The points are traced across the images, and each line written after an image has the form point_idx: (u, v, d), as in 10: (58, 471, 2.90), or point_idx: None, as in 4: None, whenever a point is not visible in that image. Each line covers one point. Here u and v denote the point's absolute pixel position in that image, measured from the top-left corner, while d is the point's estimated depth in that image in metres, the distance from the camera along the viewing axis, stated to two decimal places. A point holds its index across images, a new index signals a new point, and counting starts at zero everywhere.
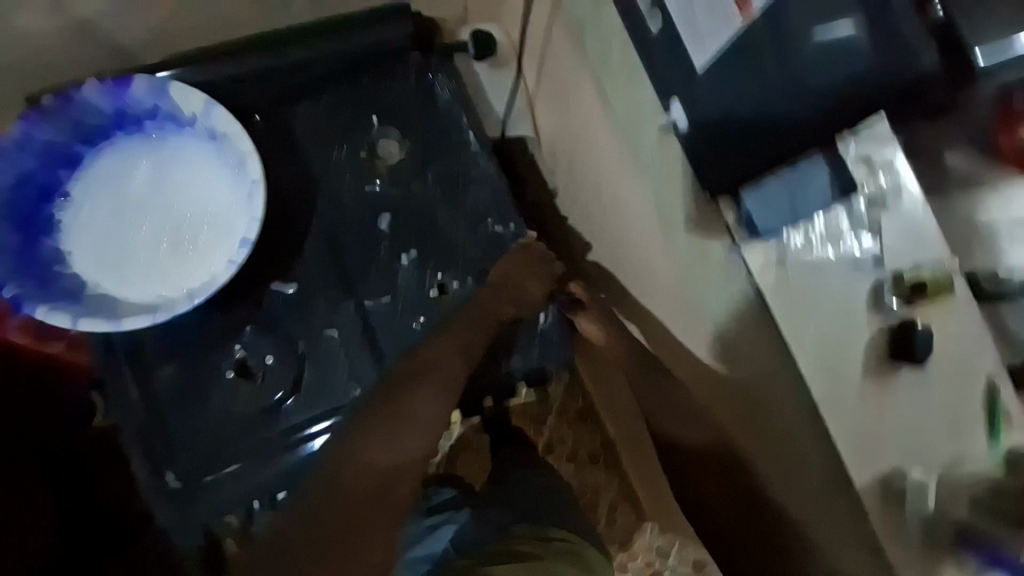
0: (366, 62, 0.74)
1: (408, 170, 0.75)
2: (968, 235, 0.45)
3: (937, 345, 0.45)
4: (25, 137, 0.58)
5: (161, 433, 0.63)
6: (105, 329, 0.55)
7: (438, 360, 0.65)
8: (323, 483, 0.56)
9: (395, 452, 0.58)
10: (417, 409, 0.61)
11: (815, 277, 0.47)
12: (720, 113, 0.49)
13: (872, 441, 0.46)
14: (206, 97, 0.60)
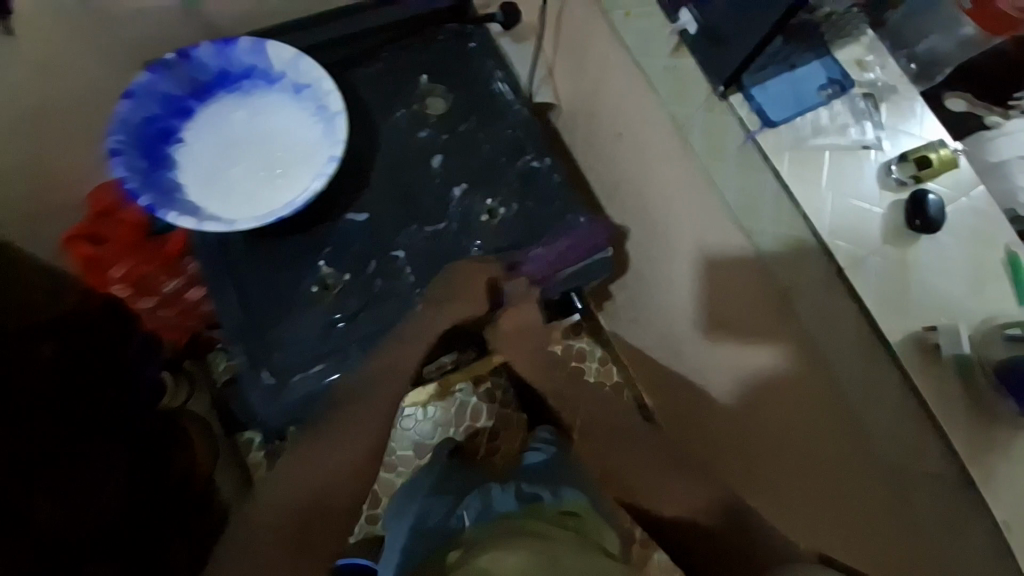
0: (414, 32, 0.88)
1: (454, 117, 0.87)
2: (981, 165, 0.70)
3: (950, 223, 0.67)
4: (150, 87, 0.70)
5: (257, 337, 0.72)
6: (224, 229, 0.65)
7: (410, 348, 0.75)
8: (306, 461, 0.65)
9: (328, 486, 0.63)
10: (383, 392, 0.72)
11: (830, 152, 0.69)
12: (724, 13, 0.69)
13: (912, 297, 0.66)
14: (295, 52, 0.73)
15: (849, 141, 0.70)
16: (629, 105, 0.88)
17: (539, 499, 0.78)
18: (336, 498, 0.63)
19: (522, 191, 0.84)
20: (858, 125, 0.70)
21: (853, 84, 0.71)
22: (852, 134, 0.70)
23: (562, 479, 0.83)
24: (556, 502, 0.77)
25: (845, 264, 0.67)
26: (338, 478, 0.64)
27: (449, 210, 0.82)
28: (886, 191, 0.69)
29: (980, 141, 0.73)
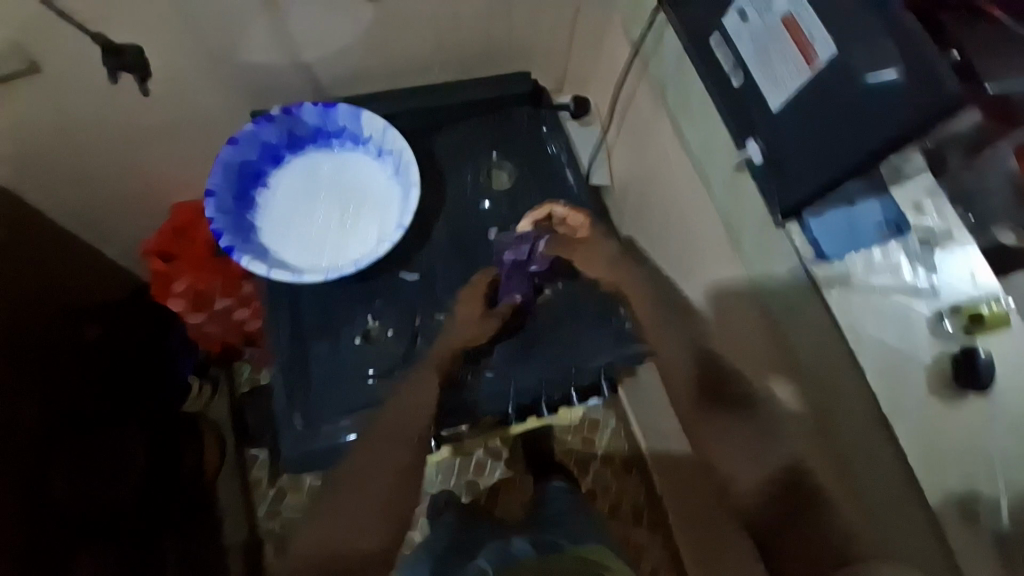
0: (491, 110, 0.94)
1: (516, 192, 0.91)
2: None
3: (1003, 379, 0.63)
4: (252, 136, 0.76)
5: (297, 380, 0.75)
6: (293, 278, 0.69)
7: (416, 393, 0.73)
8: (348, 486, 0.68)
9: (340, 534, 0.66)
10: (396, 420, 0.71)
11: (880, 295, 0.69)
12: (784, 148, 0.63)
13: (962, 460, 0.61)
14: (385, 123, 0.80)
15: (902, 283, 0.69)
16: (692, 204, 0.92)
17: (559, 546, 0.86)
18: (352, 543, 0.65)
19: (570, 271, 0.87)
20: (913, 268, 0.69)
21: (910, 228, 0.69)
22: (907, 276, 0.69)
23: (587, 532, 0.90)
24: (577, 548, 0.85)
25: (888, 409, 0.66)
26: (373, 503, 0.67)
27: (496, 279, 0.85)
28: (935, 342, 0.66)
29: None
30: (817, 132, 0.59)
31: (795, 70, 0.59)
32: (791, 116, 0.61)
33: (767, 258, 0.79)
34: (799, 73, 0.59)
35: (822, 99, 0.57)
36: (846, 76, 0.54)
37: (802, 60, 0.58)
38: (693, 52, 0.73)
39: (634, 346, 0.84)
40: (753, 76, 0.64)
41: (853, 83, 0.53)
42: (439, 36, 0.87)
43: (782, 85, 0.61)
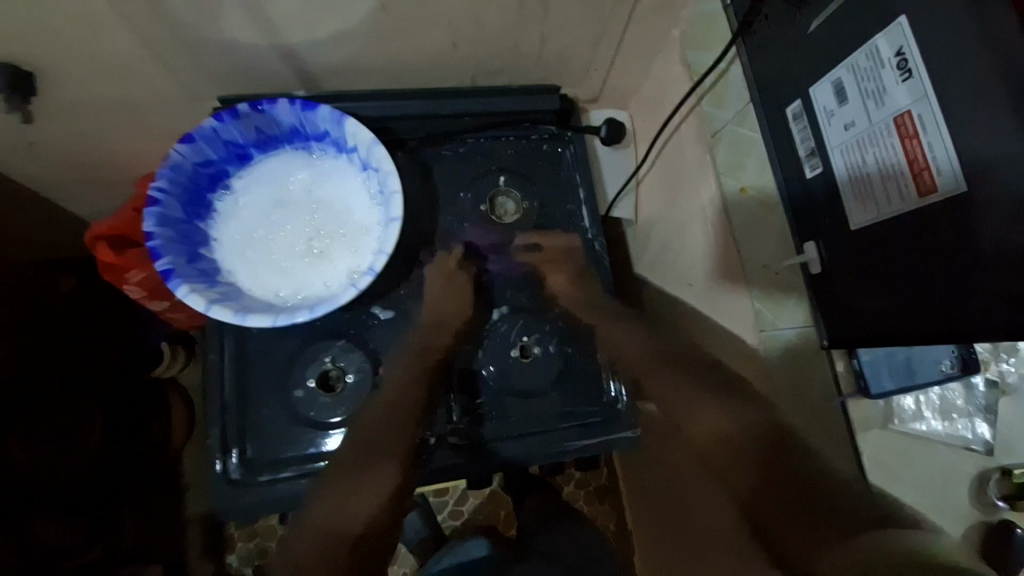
0: (507, 125, 0.80)
1: (520, 228, 0.79)
2: None
3: None
4: (214, 133, 0.64)
5: (240, 420, 0.67)
6: (232, 321, 0.58)
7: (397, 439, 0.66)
8: (338, 499, 0.61)
9: (344, 514, 0.60)
10: (391, 426, 0.66)
11: (923, 446, 0.59)
12: (855, 273, 0.53)
13: None
14: (373, 136, 0.66)
15: (951, 435, 0.59)
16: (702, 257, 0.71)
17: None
18: (358, 524, 0.60)
19: (565, 330, 0.77)
20: (967, 421, 0.59)
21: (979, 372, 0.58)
22: (959, 428, 0.59)
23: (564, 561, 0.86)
24: None
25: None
26: (377, 502, 0.61)
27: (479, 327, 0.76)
28: (974, 508, 0.58)
29: None
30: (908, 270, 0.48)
31: (900, 192, 0.48)
32: (877, 241, 0.51)
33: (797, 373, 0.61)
34: (906, 199, 0.47)
35: (920, 238, 0.47)
36: (970, 223, 0.43)
37: (913, 185, 0.47)
38: (773, 110, 0.63)
39: (622, 430, 0.75)
40: (839, 179, 0.54)
41: (976, 235, 0.43)
42: (457, 34, 0.72)
43: (877, 204, 0.50)
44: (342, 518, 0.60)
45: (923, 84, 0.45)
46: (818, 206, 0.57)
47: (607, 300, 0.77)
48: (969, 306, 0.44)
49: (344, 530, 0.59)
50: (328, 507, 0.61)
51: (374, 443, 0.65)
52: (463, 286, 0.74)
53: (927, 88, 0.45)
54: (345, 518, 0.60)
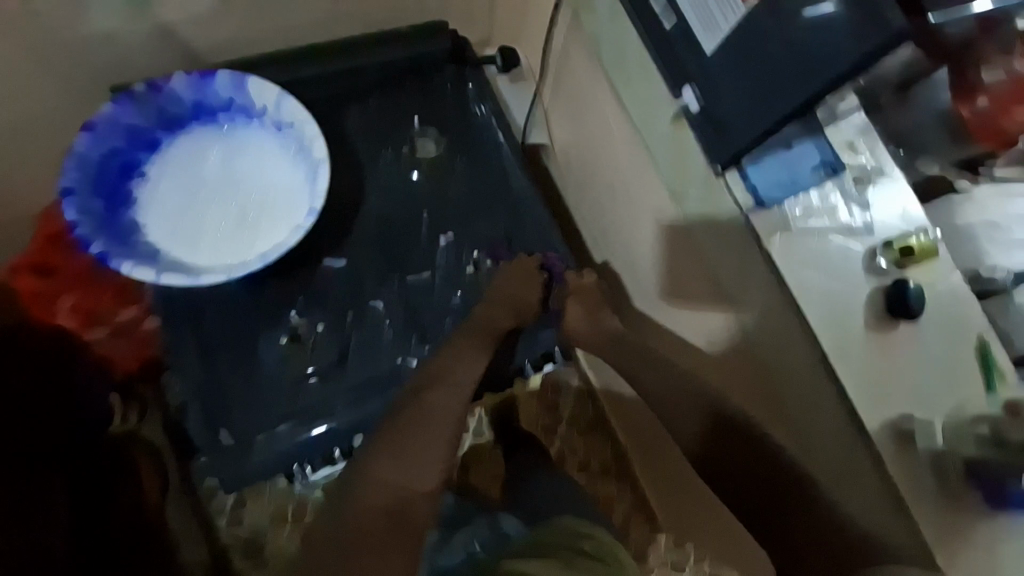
0: (407, 70, 0.85)
1: (444, 161, 0.84)
2: (958, 234, 0.66)
3: (930, 308, 0.62)
4: (113, 118, 0.65)
5: (215, 393, 0.68)
6: (187, 282, 0.61)
7: (436, 408, 0.66)
8: (366, 483, 0.61)
9: (410, 477, 0.62)
10: (435, 406, 0.67)
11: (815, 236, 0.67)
12: (729, 93, 0.62)
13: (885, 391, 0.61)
14: (279, 92, 0.69)
15: (836, 225, 0.67)
16: (673, 257, 0.86)
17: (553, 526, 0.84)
18: (415, 487, 0.61)
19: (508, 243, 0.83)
20: (848, 207, 0.67)
21: (843, 167, 0.68)
22: (841, 217, 0.67)
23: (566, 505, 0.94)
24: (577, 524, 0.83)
25: (838, 364, 0.63)
26: (411, 488, 0.61)
27: (427, 256, 0.79)
28: (869, 279, 0.65)
29: (947, 208, 0.67)
30: (765, 68, 0.58)
31: (729, 7, 0.60)
32: (729, 57, 0.61)
33: (711, 213, 0.75)
34: (736, 10, 0.59)
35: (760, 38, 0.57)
36: (788, 16, 0.55)
37: None
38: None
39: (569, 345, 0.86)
40: (684, 18, 0.65)
41: (795, 21, 0.54)
42: None
43: (716, 27, 0.62)
44: (407, 481, 0.62)
45: None
46: (682, 57, 0.66)
47: (533, 206, 0.85)
48: (811, 76, 0.55)
49: (405, 493, 0.61)
50: (384, 469, 0.62)
51: (435, 419, 0.66)
52: (523, 268, 0.78)
53: None
54: (411, 482, 0.62)
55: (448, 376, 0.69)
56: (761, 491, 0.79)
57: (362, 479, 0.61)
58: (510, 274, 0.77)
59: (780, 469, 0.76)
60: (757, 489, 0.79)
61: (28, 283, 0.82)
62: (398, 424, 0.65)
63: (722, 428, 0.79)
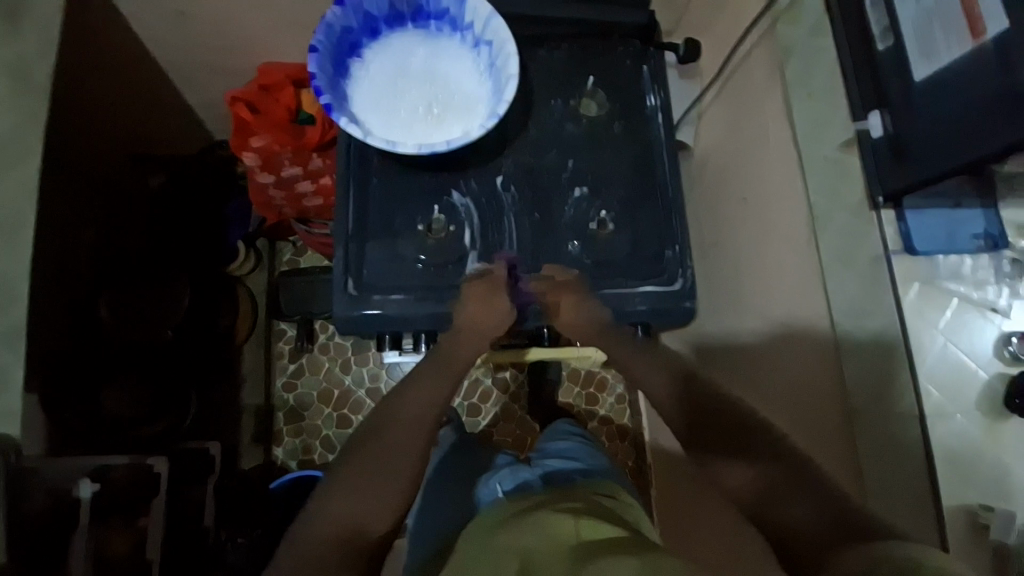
0: (595, 38, 0.92)
1: (602, 122, 0.90)
2: None
3: None
4: (359, 1, 0.75)
5: (358, 247, 0.79)
6: (387, 148, 0.70)
7: (408, 421, 0.73)
8: (329, 525, 0.61)
9: (374, 513, 0.62)
10: (394, 439, 0.70)
11: (940, 294, 0.67)
12: (932, 129, 0.62)
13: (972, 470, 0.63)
14: (491, 11, 0.77)
15: (980, 298, 0.67)
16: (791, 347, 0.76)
17: (571, 479, 0.89)
18: (377, 515, 0.62)
19: (631, 213, 0.88)
20: (996, 286, 0.67)
21: (1006, 245, 0.68)
22: (987, 294, 0.67)
23: (593, 464, 0.94)
24: (590, 483, 0.87)
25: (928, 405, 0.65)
26: (383, 507, 0.64)
27: (504, 197, 0.84)
28: (994, 362, 0.66)
29: None
30: (963, 102, 0.58)
31: (954, 39, 0.59)
32: (946, 90, 0.61)
33: (846, 258, 0.71)
34: (960, 44, 0.58)
35: (973, 71, 0.57)
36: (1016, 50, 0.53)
37: (967, 32, 0.58)
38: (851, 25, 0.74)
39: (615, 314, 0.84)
40: (905, 46, 0.65)
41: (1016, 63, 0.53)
42: None
43: (935, 58, 0.61)
44: (365, 514, 0.62)
45: None
46: (890, 90, 0.68)
47: (664, 186, 0.89)
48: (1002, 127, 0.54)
49: (364, 527, 0.61)
50: (339, 503, 0.62)
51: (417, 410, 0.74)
52: (491, 287, 0.79)
53: None
54: (366, 515, 0.62)
55: (396, 417, 0.73)
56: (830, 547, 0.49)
57: (324, 510, 0.62)
58: (480, 288, 0.78)
59: (851, 523, 0.50)
60: (825, 539, 0.50)
61: (241, 110, 0.98)
62: (363, 448, 0.69)
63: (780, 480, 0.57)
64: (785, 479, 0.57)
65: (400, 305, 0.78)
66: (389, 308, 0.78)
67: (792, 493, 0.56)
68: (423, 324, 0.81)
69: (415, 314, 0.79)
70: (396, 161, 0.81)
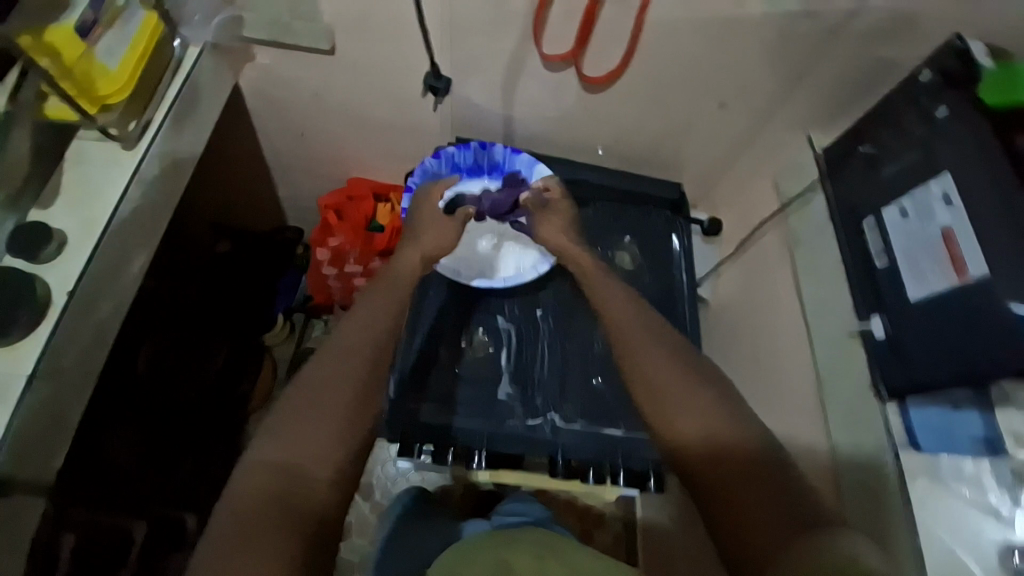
0: (635, 204, 1.08)
1: (634, 274, 1.02)
2: None
3: None
4: (451, 156, 0.94)
5: (410, 354, 0.88)
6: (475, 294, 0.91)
7: (347, 356, 0.66)
8: (262, 472, 0.57)
9: (308, 452, 0.58)
10: (333, 375, 0.64)
11: (936, 493, 0.70)
12: (928, 340, 0.70)
13: None
14: (555, 178, 0.96)
15: (984, 503, 0.68)
16: None
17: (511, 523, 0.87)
18: (315, 457, 0.58)
19: None
20: (1002, 494, 0.67)
21: (1007, 452, 0.68)
22: (993, 500, 0.67)
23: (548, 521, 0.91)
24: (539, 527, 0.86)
25: None
26: (326, 448, 0.59)
27: (539, 324, 0.92)
28: None
29: None
30: (957, 327, 0.66)
31: (941, 275, 0.68)
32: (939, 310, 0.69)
33: (854, 443, 0.79)
34: (946, 279, 0.67)
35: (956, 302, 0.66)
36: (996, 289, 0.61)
37: (952, 271, 0.67)
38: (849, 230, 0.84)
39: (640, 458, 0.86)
40: (898, 267, 0.75)
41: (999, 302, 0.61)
42: (619, 134, 1.04)
43: (926, 283, 0.71)
44: (296, 455, 0.58)
45: (961, 208, 0.66)
46: (887, 296, 0.76)
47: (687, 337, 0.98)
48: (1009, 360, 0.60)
49: (296, 466, 0.57)
50: (280, 446, 0.58)
51: (350, 353, 0.67)
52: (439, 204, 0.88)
53: (962, 216, 0.66)
54: (312, 457, 0.58)
55: (334, 349, 0.67)
56: (767, 518, 0.51)
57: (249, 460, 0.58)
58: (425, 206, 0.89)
59: (784, 504, 0.52)
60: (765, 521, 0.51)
61: (329, 214, 1.15)
62: (296, 389, 0.63)
63: (727, 461, 0.56)
64: (730, 455, 0.57)
65: (430, 412, 0.85)
66: (425, 415, 0.85)
67: (747, 481, 0.54)
68: (448, 435, 0.85)
69: (446, 425, 0.85)
70: (452, 285, 0.93)
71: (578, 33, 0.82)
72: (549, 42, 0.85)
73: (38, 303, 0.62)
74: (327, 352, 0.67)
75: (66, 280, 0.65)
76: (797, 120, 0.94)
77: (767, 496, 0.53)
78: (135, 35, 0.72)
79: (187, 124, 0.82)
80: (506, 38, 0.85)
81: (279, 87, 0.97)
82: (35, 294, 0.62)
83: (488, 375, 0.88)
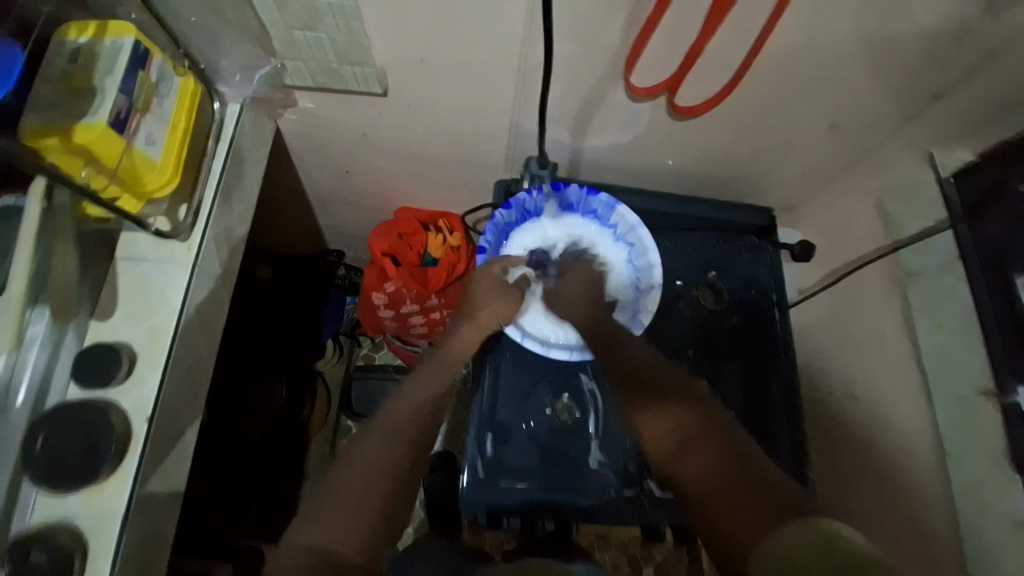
0: (716, 231, 0.97)
1: (719, 312, 0.94)
2: None
3: None
4: (522, 204, 0.86)
5: (492, 426, 0.83)
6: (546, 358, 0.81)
7: (376, 444, 0.73)
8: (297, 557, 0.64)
9: (331, 536, 0.65)
10: (360, 459, 0.71)
11: None
12: None
13: None
14: (637, 219, 0.87)
15: None
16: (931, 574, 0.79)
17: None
18: (343, 542, 0.65)
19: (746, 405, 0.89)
20: None
21: None
22: None
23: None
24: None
25: None
26: (347, 535, 0.65)
27: None
28: None
29: None
30: None
31: None
32: None
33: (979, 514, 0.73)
34: None
35: None
36: None
37: None
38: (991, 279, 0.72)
39: None
40: None
41: None
42: (702, 155, 0.92)
43: None
44: (332, 539, 0.65)
45: None
46: None
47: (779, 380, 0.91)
48: None
49: (332, 554, 0.63)
50: (317, 528, 0.66)
51: (385, 439, 0.73)
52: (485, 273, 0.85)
53: None
54: (330, 541, 0.65)
55: (369, 434, 0.74)
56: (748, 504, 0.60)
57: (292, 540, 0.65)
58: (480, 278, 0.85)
59: (768, 495, 0.60)
60: (742, 508, 0.59)
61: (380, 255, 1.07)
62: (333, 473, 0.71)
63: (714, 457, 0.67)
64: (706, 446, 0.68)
65: (520, 488, 0.81)
66: (516, 492, 0.81)
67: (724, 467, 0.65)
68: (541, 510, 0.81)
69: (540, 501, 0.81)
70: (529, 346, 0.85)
71: (681, 62, 0.70)
72: (640, 72, 0.73)
73: (118, 438, 0.58)
74: (367, 433, 0.75)
75: (142, 406, 0.60)
76: (920, 140, 0.80)
77: (746, 486, 0.62)
78: (172, 114, 0.63)
79: (235, 194, 0.73)
80: (590, 71, 0.73)
81: (323, 130, 0.86)
82: (113, 430, 0.58)
83: (576, 443, 0.83)
